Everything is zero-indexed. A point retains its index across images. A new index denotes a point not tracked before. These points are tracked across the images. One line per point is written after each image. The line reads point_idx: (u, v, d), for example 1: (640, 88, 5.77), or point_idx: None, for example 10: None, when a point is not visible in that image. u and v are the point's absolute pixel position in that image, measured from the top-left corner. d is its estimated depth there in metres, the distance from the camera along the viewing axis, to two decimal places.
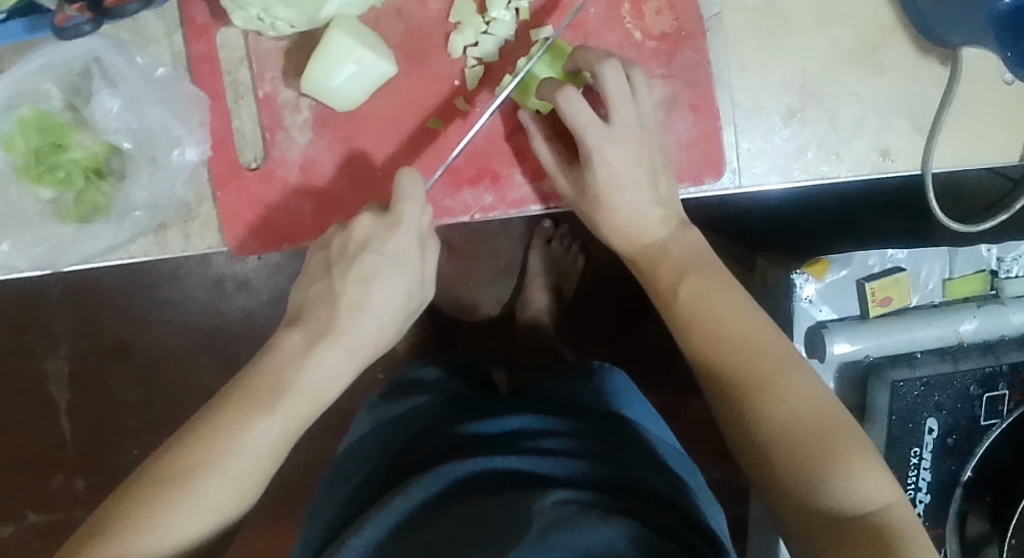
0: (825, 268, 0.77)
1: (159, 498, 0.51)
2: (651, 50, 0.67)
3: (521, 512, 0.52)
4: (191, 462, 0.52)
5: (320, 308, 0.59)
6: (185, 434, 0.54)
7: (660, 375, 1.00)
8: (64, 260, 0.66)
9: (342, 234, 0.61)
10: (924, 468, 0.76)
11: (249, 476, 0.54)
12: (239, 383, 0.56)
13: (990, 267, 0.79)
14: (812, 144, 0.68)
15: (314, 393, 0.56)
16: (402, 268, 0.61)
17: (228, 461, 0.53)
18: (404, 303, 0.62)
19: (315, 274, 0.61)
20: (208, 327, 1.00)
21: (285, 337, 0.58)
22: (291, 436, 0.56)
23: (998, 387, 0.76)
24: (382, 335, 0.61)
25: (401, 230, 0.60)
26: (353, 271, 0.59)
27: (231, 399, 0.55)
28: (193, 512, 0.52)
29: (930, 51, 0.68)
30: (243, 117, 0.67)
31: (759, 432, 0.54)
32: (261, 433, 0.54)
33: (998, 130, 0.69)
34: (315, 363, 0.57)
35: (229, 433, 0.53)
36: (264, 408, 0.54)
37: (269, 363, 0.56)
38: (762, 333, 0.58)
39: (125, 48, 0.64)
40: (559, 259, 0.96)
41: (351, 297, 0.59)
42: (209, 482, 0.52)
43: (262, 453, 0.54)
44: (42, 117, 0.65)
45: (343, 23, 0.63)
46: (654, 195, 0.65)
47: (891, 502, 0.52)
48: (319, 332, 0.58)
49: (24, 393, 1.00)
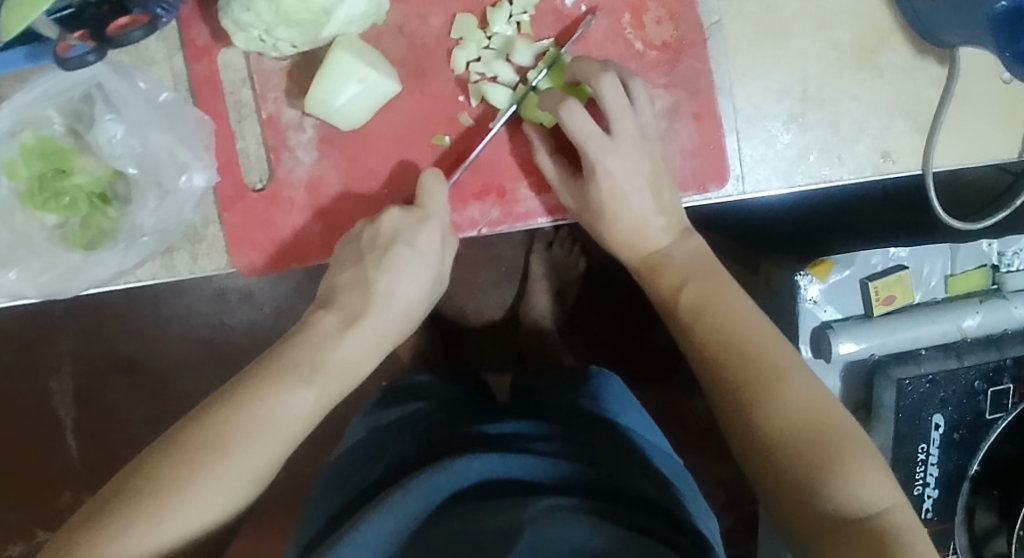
0: (829, 268, 0.78)
1: (201, 452, 0.52)
2: (652, 60, 0.67)
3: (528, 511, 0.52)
4: (233, 421, 0.54)
5: (353, 294, 0.62)
6: (223, 396, 0.55)
7: (663, 374, 1.01)
8: (71, 288, 0.66)
9: (371, 228, 0.64)
10: (932, 463, 0.77)
11: (283, 444, 0.55)
12: (273, 357, 0.59)
13: (992, 262, 0.79)
14: (814, 148, 0.69)
15: (348, 368, 0.60)
16: (426, 260, 0.64)
17: (266, 425, 0.54)
18: (427, 294, 0.66)
19: (346, 260, 0.63)
20: (212, 341, 0.99)
21: (319, 318, 0.61)
22: (323, 408, 0.58)
23: (1003, 381, 0.77)
24: (405, 322, 0.65)
25: (430, 223, 0.64)
26: (387, 260, 0.63)
27: (268, 372, 0.57)
28: (232, 471, 0.52)
29: (928, 51, 0.69)
30: (247, 137, 0.67)
31: (759, 431, 0.55)
32: (299, 402, 0.56)
33: (996, 128, 0.70)
34: (348, 343, 0.60)
35: (267, 398, 0.55)
36: (301, 380, 0.57)
37: (306, 340, 0.59)
38: (767, 336, 0.59)
39: (128, 73, 0.64)
40: (561, 261, 0.95)
41: (383, 286, 0.63)
42: (247, 445, 0.53)
43: (297, 423, 0.56)
44: (43, 143, 0.64)
45: (345, 43, 0.63)
46: (657, 204, 0.66)
47: (895, 504, 0.52)
48: (353, 316, 0.62)
49: (30, 412, 1.00)
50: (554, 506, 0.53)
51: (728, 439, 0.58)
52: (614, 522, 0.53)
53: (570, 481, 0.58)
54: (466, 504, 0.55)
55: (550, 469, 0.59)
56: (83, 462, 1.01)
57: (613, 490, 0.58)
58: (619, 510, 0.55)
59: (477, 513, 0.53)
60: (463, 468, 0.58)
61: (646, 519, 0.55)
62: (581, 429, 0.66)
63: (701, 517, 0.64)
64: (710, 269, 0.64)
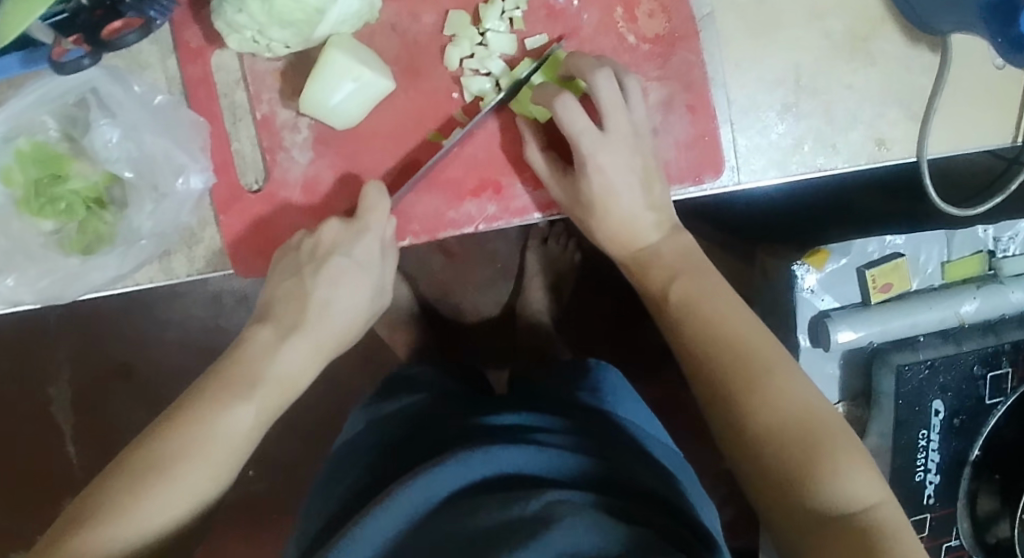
0: (825, 257, 0.77)
1: (146, 474, 0.53)
2: (645, 53, 0.68)
3: (530, 509, 0.52)
4: (176, 442, 0.55)
5: (291, 304, 0.63)
6: (169, 416, 0.56)
7: (658, 366, 1.01)
8: (70, 292, 0.66)
9: (312, 238, 0.64)
10: (933, 449, 0.78)
11: (229, 459, 0.56)
12: (213, 374, 0.59)
13: (987, 248, 0.79)
14: (808, 137, 0.69)
15: (287, 381, 0.61)
16: (365, 268, 0.65)
17: (210, 441, 0.55)
18: (368, 306, 0.67)
19: (285, 274, 0.64)
20: (210, 344, 0.99)
21: (256, 331, 0.62)
22: (265, 421, 0.59)
23: (1001, 365, 0.77)
24: (345, 332, 0.66)
25: (367, 236, 0.64)
26: (323, 273, 0.63)
27: (208, 390, 0.58)
28: (174, 495, 0.53)
29: (920, 39, 0.69)
30: (243, 139, 0.67)
31: (751, 427, 0.56)
32: (238, 418, 0.57)
33: (989, 115, 0.70)
34: (287, 354, 0.61)
35: (208, 415, 0.56)
36: (242, 395, 0.58)
37: (244, 355, 0.60)
38: (760, 337, 0.60)
39: (121, 77, 0.64)
40: (556, 257, 0.96)
41: (320, 296, 0.64)
42: (192, 463, 0.54)
43: (241, 438, 0.57)
44: (39, 149, 0.64)
45: (339, 42, 0.63)
46: (648, 199, 0.66)
47: (883, 500, 0.54)
48: (288, 328, 0.62)
49: (29, 419, 1.00)
50: (558, 502, 0.53)
51: (719, 431, 0.58)
52: (616, 516, 0.53)
53: (567, 477, 0.58)
54: (467, 502, 0.55)
55: (549, 465, 0.59)
56: (84, 469, 1.01)
57: (610, 484, 0.58)
58: (620, 504, 0.55)
59: (479, 511, 0.53)
60: (464, 461, 0.58)
61: (646, 509, 0.56)
62: (574, 421, 0.66)
63: (701, 508, 0.64)
64: (702, 266, 0.65)
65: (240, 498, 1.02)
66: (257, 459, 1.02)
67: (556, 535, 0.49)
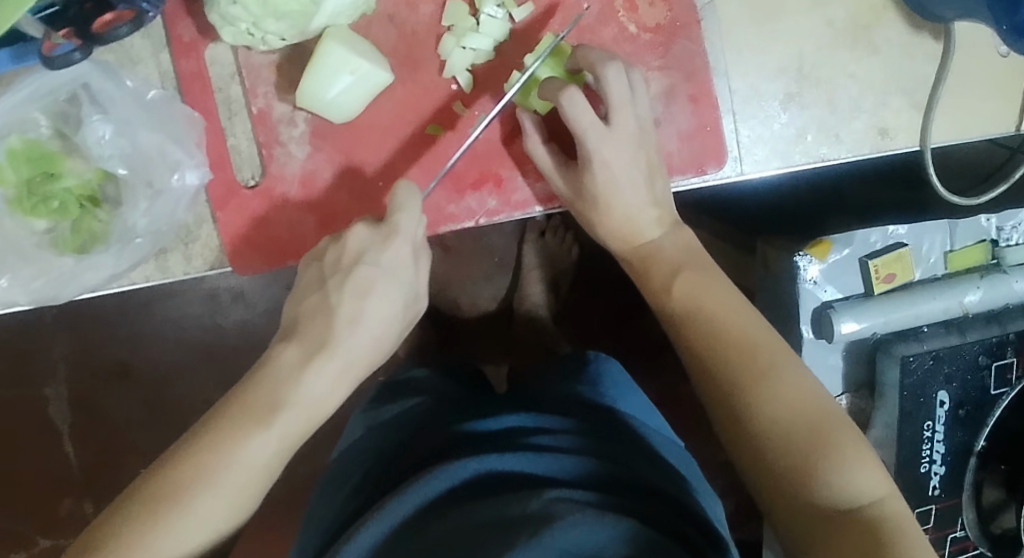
0: (828, 248, 0.76)
1: (158, 505, 0.53)
2: (646, 42, 0.67)
3: (527, 508, 0.51)
4: (190, 475, 0.53)
5: (316, 321, 0.59)
6: (185, 443, 0.55)
7: (658, 359, 1.00)
8: (65, 292, 0.65)
9: (336, 247, 0.60)
10: (938, 440, 0.77)
11: (242, 492, 0.55)
12: (235, 397, 0.57)
13: (991, 237, 0.79)
14: (811, 126, 0.68)
15: (313, 407, 0.57)
16: (397, 279, 0.61)
17: (224, 472, 0.54)
18: (402, 311, 0.62)
19: (309, 288, 0.60)
20: (207, 342, 0.98)
21: (281, 351, 0.58)
22: (286, 452, 0.56)
23: (1005, 355, 0.77)
24: (377, 347, 0.61)
25: (396, 241, 0.60)
26: (349, 283, 0.59)
27: (224, 417, 0.56)
28: (188, 528, 0.53)
29: (923, 26, 0.68)
30: (238, 134, 0.66)
31: (754, 421, 0.55)
32: (256, 450, 0.55)
33: (994, 103, 0.69)
34: (313, 380, 0.57)
35: (222, 446, 0.54)
36: (260, 425, 0.55)
37: (266, 377, 0.57)
38: (760, 330, 0.59)
39: (114, 72, 0.63)
40: (553, 250, 0.95)
41: (346, 310, 0.59)
42: (203, 501, 0.53)
43: (257, 469, 0.55)
44: (31, 147, 0.63)
45: (335, 34, 0.62)
46: (651, 194, 0.65)
47: (885, 494, 0.53)
48: (315, 346, 0.58)
49: (25, 421, 0.99)
50: (559, 498, 0.52)
51: (724, 430, 0.58)
52: (624, 514, 0.52)
53: (570, 477, 0.57)
54: (469, 500, 0.54)
55: (555, 461, 0.58)
56: (83, 469, 1.00)
57: (617, 483, 0.57)
58: (627, 504, 0.54)
59: (483, 509, 0.52)
60: (466, 463, 0.57)
61: (651, 508, 0.55)
62: (575, 419, 0.66)
63: (708, 503, 0.64)
64: (704, 263, 0.64)
65: None
66: None
67: (558, 536, 0.48)
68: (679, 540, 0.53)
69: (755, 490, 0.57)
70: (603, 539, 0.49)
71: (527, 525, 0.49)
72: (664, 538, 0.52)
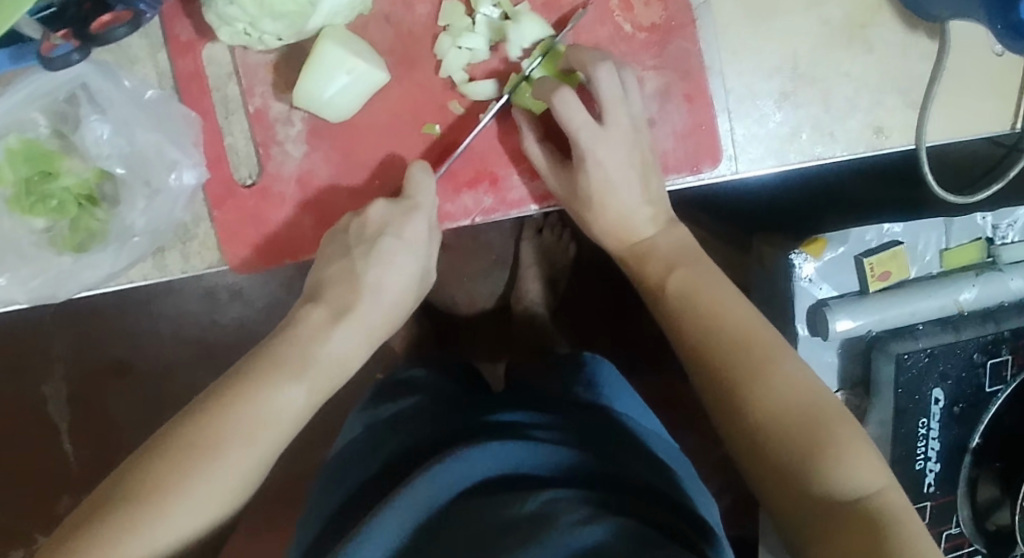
0: (823, 245, 0.77)
1: (195, 447, 0.52)
2: (641, 41, 0.67)
3: (518, 514, 0.51)
4: (225, 421, 0.54)
5: (340, 287, 0.61)
6: (214, 393, 0.55)
7: (657, 359, 1.00)
8: (64, 291, 0.66)
9: (358, 220, 0.62)
10: (933, 437, 0.78)
11: (276, 438, 0.55)
12: (261, 353, 0.58)
13: (986, 235, 0.79)
14: (806, 125, 0.68)
15: (336, 364, 0.59)
16: (414, 252, 0.63)
17: (260, 417, 0.55)
18: (416, 287, 0.65)
19: (333, 254, 0.62)
20: (206, 339, 0.99)
21: (308, 312, 0.60)
22: (313, 406, 0.58)
23: (1001, 352, 0.77)
24: (392, 316, 0.64)
25: (418, 215, 0.62)
26: (374, 253, 0.62)
27: (254, 369, 0.57)
28: (225, 471, 0.53)
29: (918, 25, 0.68)
30: (235, 133, 0.66)
31: (751, 418, 0.56)
32: (290, 399, 0.56)
33: (989, 101, 0.70)
34: (338, 339, 0.60)
35: (260, 392, 0.55)
36: (293, 376, 0.57)
37: (295, 335, 0.59)
38: (756, 325, 0.59)
39: (112, 72, 0.63)
40: (550, 247, 0.95)
41: (371, 278, 0.62)
42: (241, 441, 0.53)
43: (291, 417, 0.56)
44: (29, 146, 0.63)
45: (332, 34, 0.63)
46: (645, 192, 0.65)
47: (884, 486, 0.53)
48: (341, 309, 0.61)
49: (26, 417, 0.99)
50: (556, 498, 0.53)
51: (722, 427, 0.58)
52: (623, 515, 0.52)
53: (568, 475, 0.58)
54: (468, 503, 0.54)
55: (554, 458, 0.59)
56: (81, 466, 1.01)
57: (616, 480, 0.57)
58: (625, 502, 0.55)
59: (481, 512, 0.53)
60: (470, 455, 0.57)
61: (649, 506, 0.55)
62: (573, 417, 0.66)
63: (702, 500, 0.64)
64: (699, 261, 0.64)
65: None
66: None
67: (554, 537, 0.49)
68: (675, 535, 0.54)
69: (753, 485, 0.57)
70: (599, 535, 0.49)
71: (527, 528, 0.50)
72: (663, 537, 0.52)
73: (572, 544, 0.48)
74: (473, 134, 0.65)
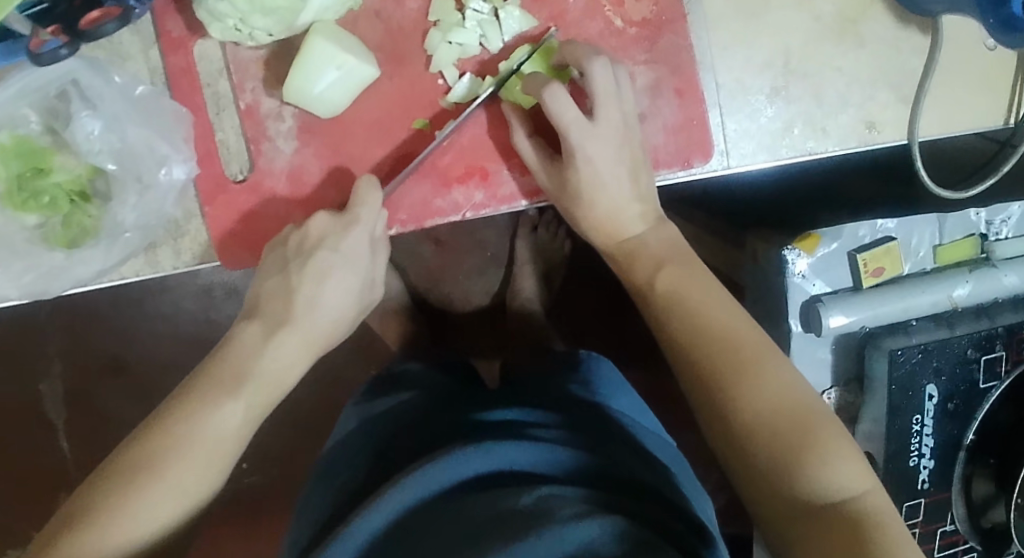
0: (816, 242, 0.77)
1: (132, 472, 0.53)
2: (632, 36, 0.67)
3: (509, 509, 0.51)
4: (162, 444, 0.54)
5: (276, 301, 0.61)
6: (154, 418, 0.56)
7: (647, 356, 1.00)
8: (55, 287, 0.66)
9: (298, 233, 0.62)
10: (927, 434, 0.77)
11: (216, 459, 0.56)
12: (201, 371, 0.59)
13: (980, 231, 0.79)
14: (798, 120, 0.68)
15: (276, 377, 0.59)
16: (353, 264, 0.63)
17: (197, 436, 0.55)
18: (356, 299, 0.65)
19: (270, 270, 0.62)
20: (200, 337, 0.99)
21: (242, 329, 0.61)
22: (253, 420, 0.58)
23: (995, 348, 0.77)
24: (338, 325, 0.64)
25: (356, 230, 0.62)
26: (308, 268, 0.61)
27: (192, 388, 0.57)
28: (162, 493, 0.53)
29: (910, 20, 0.68)
30: (227, 129, 0.66)
31: (737, 417, 0.56)
32: (225, 415, 0.56)
33: (981, 96, 0.70)
34: (274, 352, 0.60)
35: (189, 417, 0.55)
36: (227, 394, 0.57)
37: (231, 351, 0.59)
38: (742, 326, 0.59)
39: (102, 68, 0.63)
40: (546, 244, 0.95)
41: (307, 292, 0.62)
42: (177, 462, 0.54)
43: (229, 436, 0.56)
44: (21, 143, 0.63)
45: (322, 29, 0.63)
46: (634, 188, 0.65)
47: (868, 489, 0.54)
48: (276, 322, 0.61)
49: (22, 416, 1.00)
50: (548, 495, 0.52)
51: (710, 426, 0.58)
52: (616, 512, 0.52)
53: (560, 472, 0.58)
54: (457, 499, 0.54)
55: (546, 456, 0.58)
56: (78, 464, 1.01)
57: (607, 478, 0.57)
58: (616, 499, 0.54)
59: (471, 507, 0.53)
60: (458, 455, 0.57)
61: (640, 503, 0.55)
62: (565, 415, 0.66)
63: (695, 498, 0.64)
64: (689, 256, 0.64)
65: (238, 491, 1.02)
66: (252, 454, 1.02)
67: (550, 534, 0.48)
68: (667, 533, 0.54)
69: (739, 486, 0.57)
70: (596, 532, 0.49)
71: (518, 522, 0.50)
72: (657, 536, 0.52)
73: (568, 539, 0.48)
74: (448, 131, 0.65)
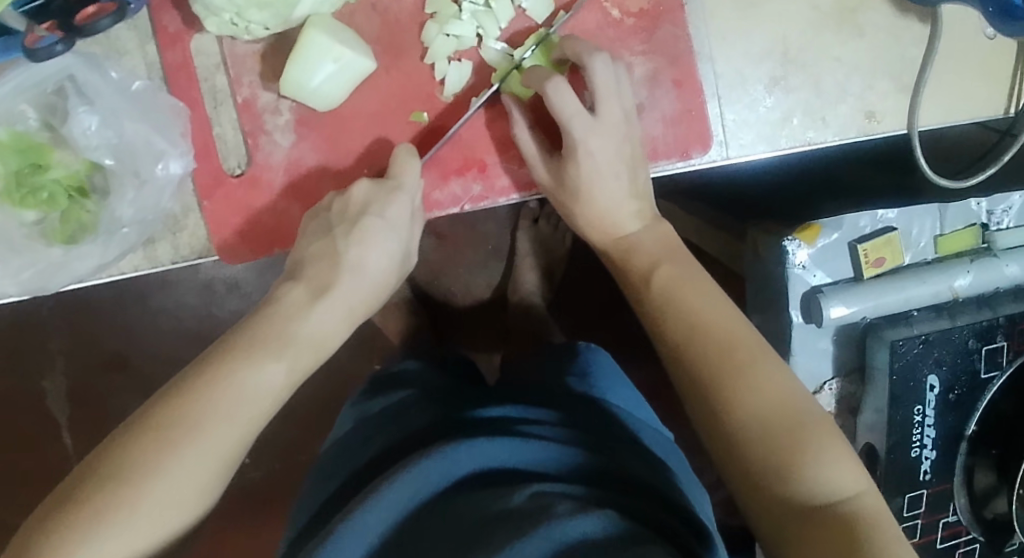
0: (817, 232, 0.76)
1: (174, 425, 0.51)
2: (630, 27, 0.67)
3: (502, 508, 0.51)
4: (209, 395, 0.52)
5: (320, 266, 0.61)
6: (195, 369, 0.54)
7: (641, 349, 1.00)
8: (55, 283, 0.65)
9: (342, 199, 0.63)
10: (928, 425, 0.77)
11: (255, 419, 0.54)
12: (243, 329, 0.57)
13: (981, 221, 0.79)
14: (797, 110, 0.68)
15: (316, 344, 0.58)
16: (398, 230, 0.63)
17: (244, 393, 0.53)
18: (399, 262, 0.65)
19: (316, 233, 0.62)
20: (201, 332, 0.99)
21: (288, 290, 0.60)
22: (292, 385, 0.57)
23: (996, 339, 0.77)
24: (373, 294, 0.63)
25: (401, 196, 0.62)
26: (355, 233, 0.61)
27: (237, 344, 0.56)
28: (205, 449, 0.51)
29: (908, 10, 0.68)
30: (224, 123, 0.66)
31: (730, 415, 0.55)
32: (269, 376, 0.55)
33: (982, 86, 0.69)
34: (316, 318, 0.59)
35: (239, 372, 0.54)
36: (271, 354, 0.56)
37: (275, 314, 0.58)
38: (735, 323, 0.59)
39: (99, 63, 0.63)
40: (547, 237, 0.94)
41: (353, 257, 0.61)
42: (221, 420, 0.52)
43: (269, 397, 0.55)
44: (18, 138, 0.63)
45: (317, 22, 0.62)
46: (631, 187, 0.66)
47: (861, 490, 0.53)
48: (320, 287, 0.60)
49: (26, 412, 1.00)
50: (543, 493, 0.52)
51: (704, 424, 0.57)
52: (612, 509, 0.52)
53: (557, 470, 0.57)
54: (448, 499, 0.54)
55: (541, 454, 0.58)
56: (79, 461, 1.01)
57: (603, 474, 0.57)
58: (612, 497, 0.54)
59: (461, 508, 0.52)
60: (453, 455, 0.57)
61: (639, 500, 0.55)
62: (564, 412, 0.65)
63: (695, 497, 0.63)
64: (683, 254, 0.64)
65: (239, 487, 1.02)
66: (253, 449, 1.02)
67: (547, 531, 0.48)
68: (663, 527, 0.53)
69: (732, 484, 0.56)
70: (588, 529, 0.49)
71: (512, 520, 0.49)
72: (652, 533, 0.51)
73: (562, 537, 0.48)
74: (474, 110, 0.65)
